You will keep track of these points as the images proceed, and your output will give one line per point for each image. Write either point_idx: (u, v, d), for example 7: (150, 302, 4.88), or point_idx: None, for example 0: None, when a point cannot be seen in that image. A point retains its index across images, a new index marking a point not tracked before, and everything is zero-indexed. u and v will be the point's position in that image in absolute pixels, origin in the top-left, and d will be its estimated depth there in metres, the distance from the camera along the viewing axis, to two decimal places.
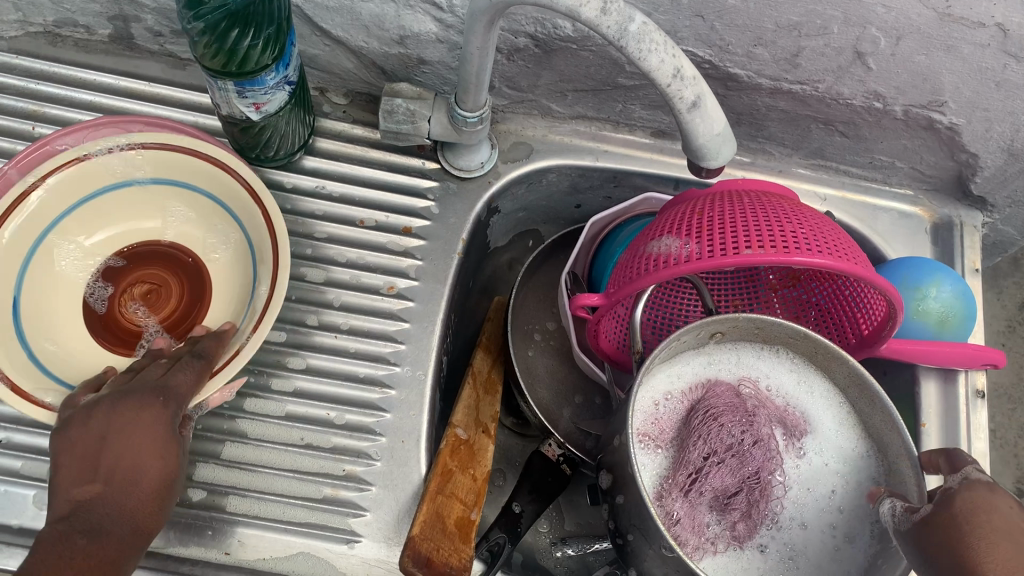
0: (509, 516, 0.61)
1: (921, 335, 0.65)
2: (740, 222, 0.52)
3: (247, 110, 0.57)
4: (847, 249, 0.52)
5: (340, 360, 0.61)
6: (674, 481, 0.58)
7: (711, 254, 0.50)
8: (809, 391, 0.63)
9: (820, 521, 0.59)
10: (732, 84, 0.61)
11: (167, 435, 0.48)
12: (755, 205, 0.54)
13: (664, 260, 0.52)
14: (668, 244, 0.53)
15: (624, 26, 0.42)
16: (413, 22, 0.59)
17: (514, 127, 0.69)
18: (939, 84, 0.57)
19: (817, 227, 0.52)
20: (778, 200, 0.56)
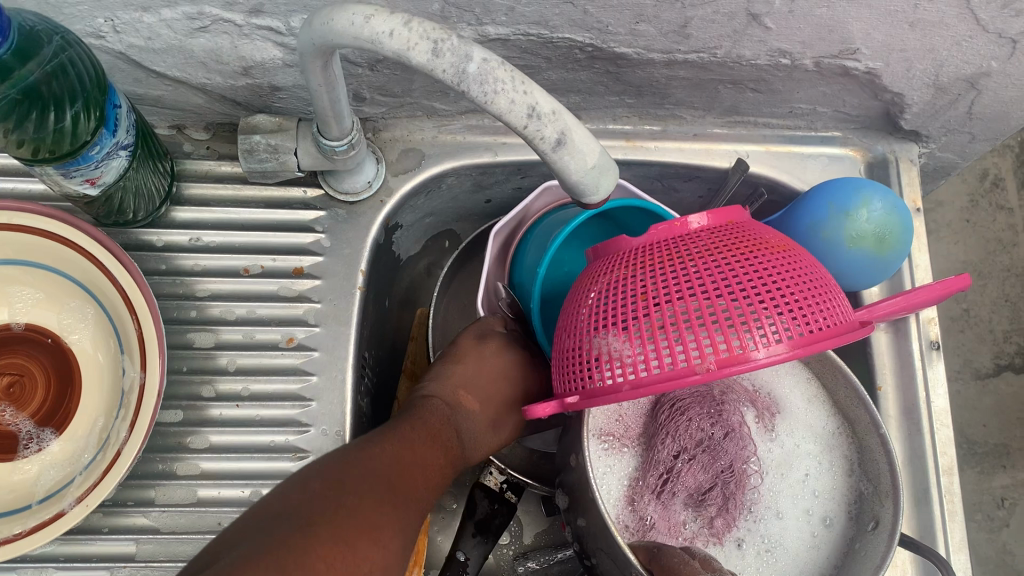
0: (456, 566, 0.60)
1: (863, 262, 0.59)
2: (684, 297, 0.42)
3: (80, 188, 0.50)
4: (818, 301, 0.42)
5: (248, 431, 0.57)
6: (644, 483, 0.53)
7: (662, 367, 0.41)
8: (773, 365, 0.56)
9: (797, 507, 0.53)
10: (622, 62, 0.54)
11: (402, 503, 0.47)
12: (701, 260, 0.44)
13: (612, 364, 0.43)
14: (610, 343, 0.44)
15: (461, 68, 0.36)
16: (254, 51, 0.51)
17: (399, 133, 0.63)
18: (847, 33, 0.51)
19: (776, 277, 0.43)
20: (730, 243, 0.45)
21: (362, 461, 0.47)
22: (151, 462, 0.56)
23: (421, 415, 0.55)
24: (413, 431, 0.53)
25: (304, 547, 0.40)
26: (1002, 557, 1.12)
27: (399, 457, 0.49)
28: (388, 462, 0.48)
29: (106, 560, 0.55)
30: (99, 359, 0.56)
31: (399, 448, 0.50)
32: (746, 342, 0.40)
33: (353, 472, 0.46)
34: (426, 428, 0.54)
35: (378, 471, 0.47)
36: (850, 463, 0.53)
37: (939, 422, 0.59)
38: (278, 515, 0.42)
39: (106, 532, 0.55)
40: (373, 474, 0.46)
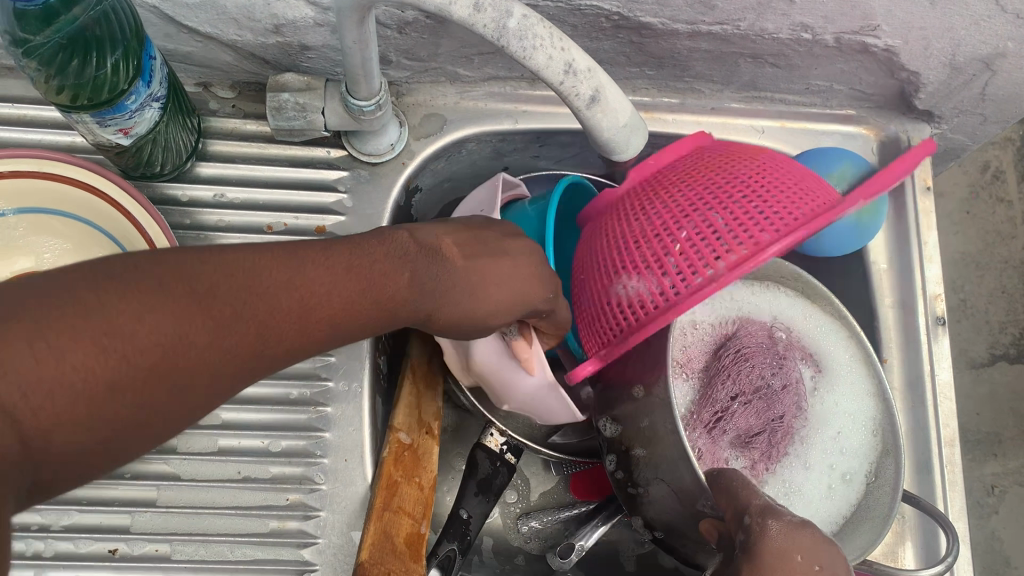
0: (458, 523, 0.60)
1: (844, 228, 0.59)
2: (682, 221, 0.45)
3: (113, 137, 0.51)
4: (807, 188, 0.44)
5: (268, 384, 0.59)
6: (698, 417, 0.56)
7: (682, 288, 0.43)
8: (817, 326, 0.59)
9: (824, 458, 0.57)
10: (646, 32, 0.55)
11: (156, 375, 0.31)
12: (680, 183, 0.47)
13: (636, 304, 0.46)
14: (629, 286, 0.46)
15: (501, 24, 0.36)
16: (286, 10, 0.52)
17: (421, 98, 0.64)
18: (869, 9, 0.52)
19: (756, 175, 0.45)
20: (700, 165, 0.48)
21: (257, 280, 0.35)
22: None
23: (392, 243, 0.42)
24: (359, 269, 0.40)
25: (85, 315, 0.29)
26: (990, 544, 1.13)
27: (310, 298, 0.37)
28: (285, 302, 0.36)
29: (127, 506, 0.55)
30: None
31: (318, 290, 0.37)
32: (753, 233, 0.42)
33: (234, 284, 0.34)
34: (393, 266, 0.41)
35: (261, 303, 0.35)
36: (874, 425, 0.57)
37: (942, 394, 0.61)
38: (68, 281, 0.30)
39: (128, 478, 0.56)
40: (254, 298, 0.35)
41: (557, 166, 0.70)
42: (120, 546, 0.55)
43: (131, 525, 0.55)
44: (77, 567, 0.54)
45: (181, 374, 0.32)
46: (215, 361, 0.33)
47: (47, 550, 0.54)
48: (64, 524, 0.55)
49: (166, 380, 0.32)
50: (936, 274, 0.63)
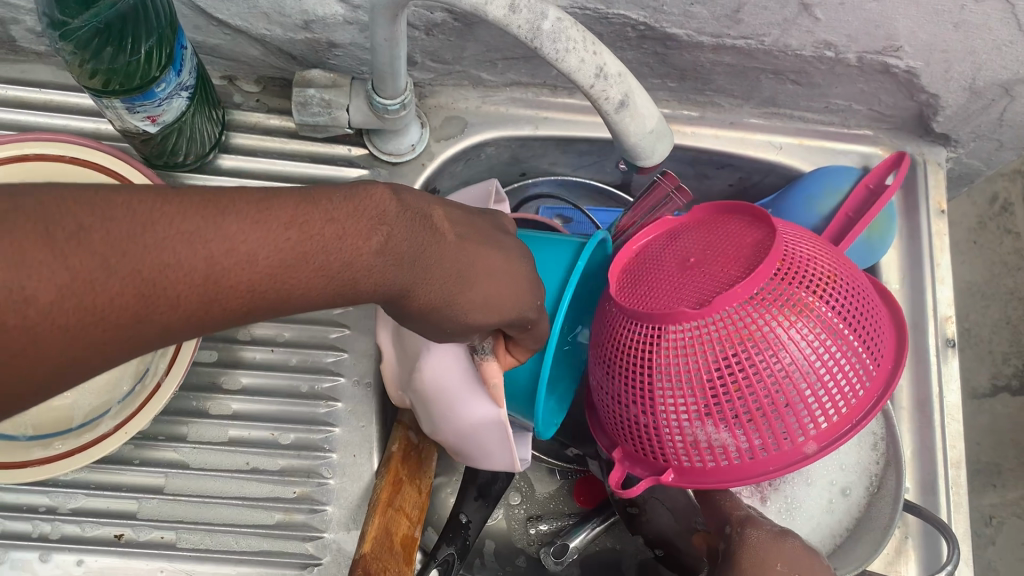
0: (455, 525, 0.58)
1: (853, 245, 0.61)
2: (779, 388, 0.43)
3: (140, 124, 0.51)
4: (872, 325, 0.47)
5: (280, 376, 0.59)
6: None
7: (773, 452, 0.45)
8: None
9: (826, 476, 0.56)
10: (671, 43, 0.56)
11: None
12: (773, 344, 0.43)
13: (715, 451, 0.46)
14: (710, 435, 0.45)
15: (535, 25, 0.37)
16: (316, 6, 0.53)
17: (444, 101, 0.65)
18: (893, 30, 0.52)
19: (839, 324, 0.45)
20: (779, 305, 0.44)
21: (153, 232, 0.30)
22: (185, 399, 0.57)
23: (366, 200, 0.37)
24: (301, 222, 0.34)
25: None
26: (987, 574, 1.10)
27: (218, 254, 0.31)
28: (184, 258, 0.31)
29: (135, 491, 0.56)
30: None
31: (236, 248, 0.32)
32: (847, 402, 0.45)
33: (123, 230, 0.30)
34: (352, 227, 0.36)
35: (146, 260, 0.30)
36: (876, 439, 0.56)
37: (949, 415, 0.62)
38: None
39: (136, 464, 0.56)
40: (143, 249, 0.30)
41: (575, 174, 0.70)
42: (126, 532, 0.55)
43: (138, 511, 0.55)
44: (80, 551, 0.54)
45: (19, 320, 0.27)
46: (72, 318, 0.28)
47: (52, 532, 0.55)
48: (71, 507, 0.55)
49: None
50: (948, 295, 0.63)
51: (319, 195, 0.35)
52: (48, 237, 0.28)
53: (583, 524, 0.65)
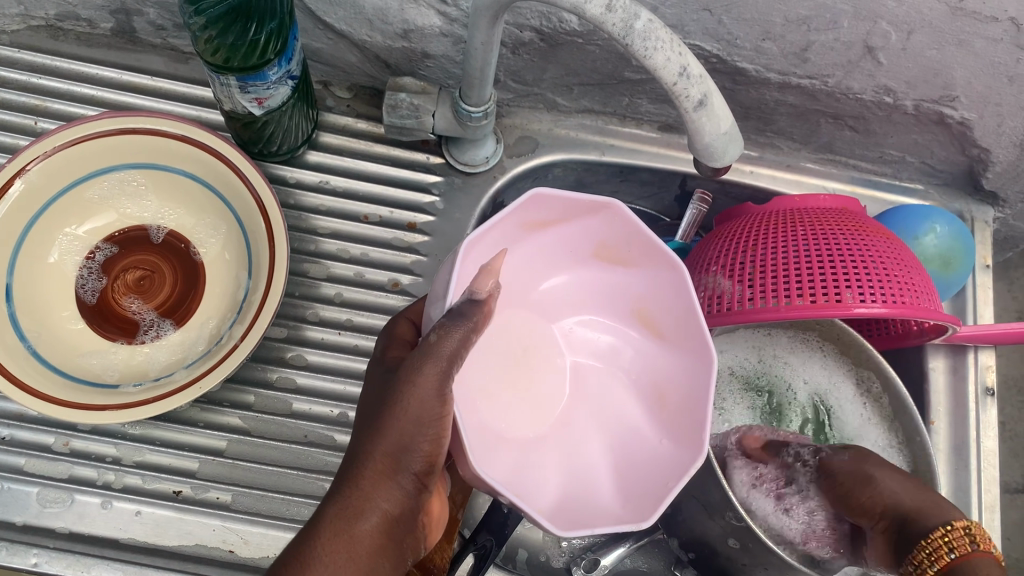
0: (496, 514, 0.58)
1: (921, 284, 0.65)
2: (789, 258, 0.54)
3: (248, 105, 0.55)
4: (900, 281, 0.53)
5: (342, 358, 0.62)
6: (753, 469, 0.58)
7: (756, 301, 0.53)
8: (838, 385, 0.62)
9: None
10: (740, 78, 0.59)
11: None
12: (803, 234, 0.55)
13: (716, 299, 0.55)
14: (718, 284, 0.56)
15: (629, 24, 0.40)
16: (416, 16, 0.57)
17: (519, 121, 0.69)
18: (950, 78, 0.56)
19: (859, 254, 0.54)
20: (825, 222, 0.57)
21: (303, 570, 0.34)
22: (253, 369, 0.61)
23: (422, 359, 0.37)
24: (392, 439, 0.37)
25: None
26: None
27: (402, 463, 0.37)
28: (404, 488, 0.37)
29: (195, 451, 0.58)
30: (227, 260, 0.61)
31: (423, 426, 0.36)
32: (837, 297, 0.51)
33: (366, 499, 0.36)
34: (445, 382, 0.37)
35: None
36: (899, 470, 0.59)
37: (987, 461, 0.63)
38: None
39: (201, 426, 0.59)
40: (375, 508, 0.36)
41: (634, 204, 0.74)
42: (184, 489, 0.58)
43: (198, 471, 0.58)
44: (139, 502, 0.57)
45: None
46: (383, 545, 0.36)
47: (115, 482, 0.57)
48: (136, 459, 0.58)
49: None
50: None
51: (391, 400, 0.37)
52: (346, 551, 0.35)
53: (617, 540, 0.65)
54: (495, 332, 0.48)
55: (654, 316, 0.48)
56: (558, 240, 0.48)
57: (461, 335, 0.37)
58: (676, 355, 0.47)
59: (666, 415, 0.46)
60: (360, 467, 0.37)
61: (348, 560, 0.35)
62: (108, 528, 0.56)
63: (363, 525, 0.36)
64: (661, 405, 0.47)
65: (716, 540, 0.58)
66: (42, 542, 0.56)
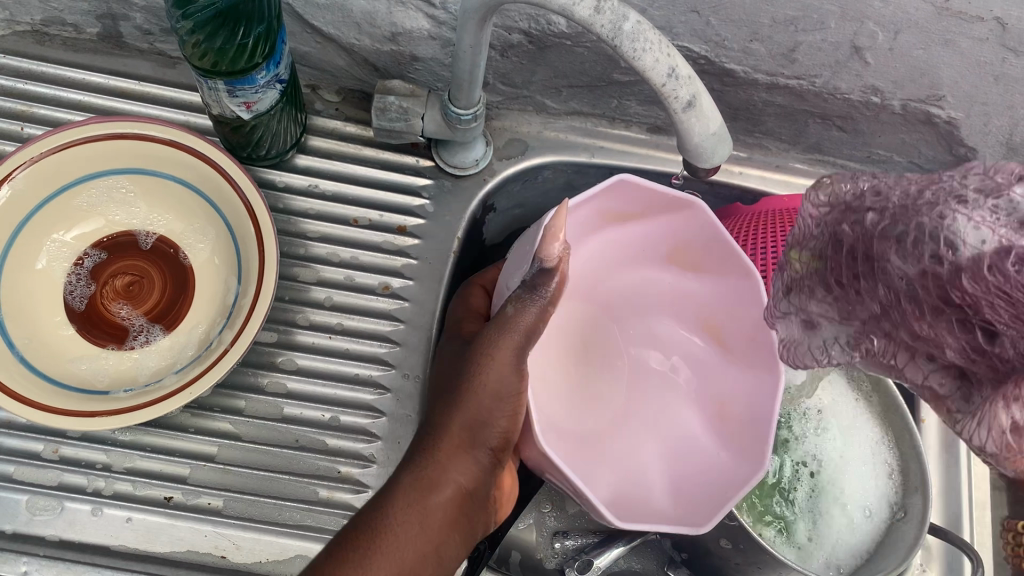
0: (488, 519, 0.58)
1: None
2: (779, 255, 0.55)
3: (236, 109, 0.55)
4: None
5: (333, 361, 0.62)
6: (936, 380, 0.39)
7: None
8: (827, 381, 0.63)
9: (852, 500, 0.60)
10: (728, 79, 0.60)
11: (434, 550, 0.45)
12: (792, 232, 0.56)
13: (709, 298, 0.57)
14: None
15: (617, 25, 0.40)
16: (405, 19, 0.57)
17: (508, 123, 0.69)
18: (937, 78, 0.56)
19: None
20: None
21: (380, 532, 0.44)
22: (243, 374, 0.60)
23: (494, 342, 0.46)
24: (469, 414, 0.46)
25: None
26: None
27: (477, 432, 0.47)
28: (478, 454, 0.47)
29: (186, 457, 0.58)
30: (216, 265, 0.61)
31: (496, 401, 0.46)
32: None
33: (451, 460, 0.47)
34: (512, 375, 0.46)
35: (408, 556, 0.44)
36: (891, 467, 0.60)
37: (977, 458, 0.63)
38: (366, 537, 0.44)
39: (192, 432, 0.59)
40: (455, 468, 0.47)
41: None
42: (175, 495, 0.57)
43: (189, 476, 0.58)
44: (130, 508, 0.57)
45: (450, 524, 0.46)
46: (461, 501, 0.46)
47: (105, 489, 0.57)
48: (126, 466, 0.58)
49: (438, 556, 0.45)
50: None
51: (468, 384, 0.46)
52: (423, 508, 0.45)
53: (610, 542, 0.64)
54: (555, 331, 0.60)
55: (722, 331, 0.55)
56: (632, 237, 0.58)
57: (534, 312, 0.46)
58: (742, 374, 0.53)
59: (726, 424, 0.53)
60: (440, 442, 0.47)
61: (420, 526, 0.44)
62: (99, 535, 0.56)
63: (435, 495, 0.45)
64: (722, 414, 0.54)
65: (708, 540, 0.58)
66: (31, 550, 0.55)
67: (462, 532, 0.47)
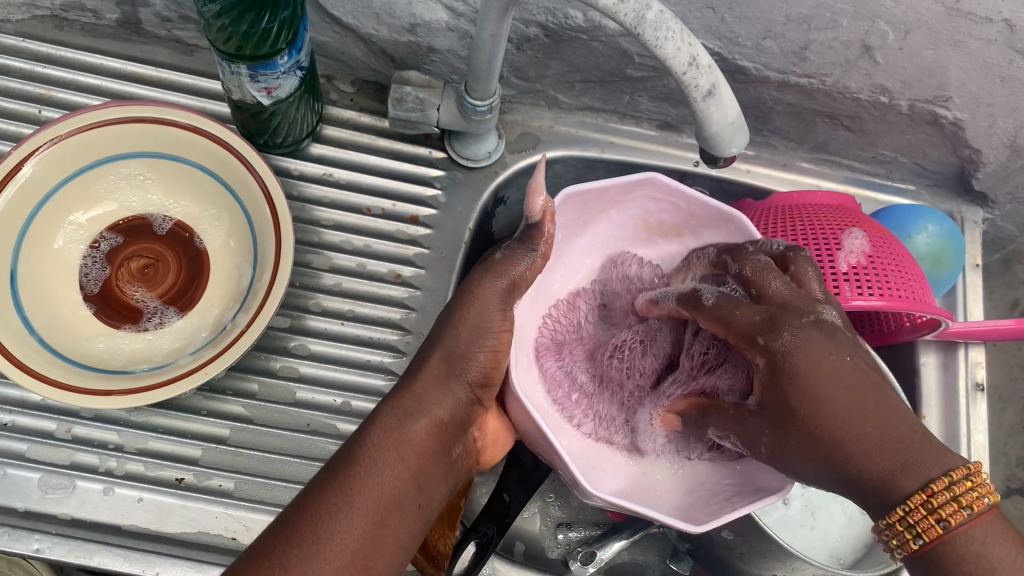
0: (499, 506, 0.60)
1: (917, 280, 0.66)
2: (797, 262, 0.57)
3: (257, 95, 0.56)
4: (897, 279, 0.55)
5: (344, 347, 0.62)
6: None
7: None
8: None
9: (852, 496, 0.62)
10: (741, 76, 0.61)
11: (416, 474, 0.44)
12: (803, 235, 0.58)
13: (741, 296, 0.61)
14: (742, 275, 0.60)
15: (641, 14, 0.41)
16: (424, 10, 0.58)
17: (520, 117, 0.70)
18: (945, 79, 0.57)
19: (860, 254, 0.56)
20: (826, 217, 0.59)
21: (359, 460, 0.43)
22: (256, 358, 0.61)
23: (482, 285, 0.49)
24: (447, 349, 0.48)
25: (311, 510, 0.40)
26: None
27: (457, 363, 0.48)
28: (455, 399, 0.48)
29: (199, 439, 0.59)
30: (232, 249, 0.62)
31: (477, 334, 0.48)
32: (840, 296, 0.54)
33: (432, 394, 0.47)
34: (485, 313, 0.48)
35: (388, 481, 0.42)
36: None
37: (977, 455, 0.64)
38: (347, 460, 0.43)
39: (204, 414, 0.59)
40: (437, 408, 0.47)
41: None
42: (186, 476, 0.58)
43: (201, 458, 0.58)
44: (141, 488, 0.57)
45: (433, 461, 0.45)
46: (440, 441, 0.46)
47: (117, 469, 0.58)
48: (138, 447, 0.58)
49: (419, 483, 0.44)
50: None
51: (454, 316, 0.48)
52: (400, 432, 0.44)
53: (612, 534, 0.64)
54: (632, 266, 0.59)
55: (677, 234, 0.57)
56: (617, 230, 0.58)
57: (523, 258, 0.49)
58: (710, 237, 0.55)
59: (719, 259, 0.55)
60: (420, 375, 0.47)
61: (402, 451, 0.44)
62: (110, 515, 0.56)
63: (413, 424, 0.45)
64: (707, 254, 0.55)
65: (713, 530, 0.59)
66: (44, 528, 0.56)
67: (437, 466, 0.46)
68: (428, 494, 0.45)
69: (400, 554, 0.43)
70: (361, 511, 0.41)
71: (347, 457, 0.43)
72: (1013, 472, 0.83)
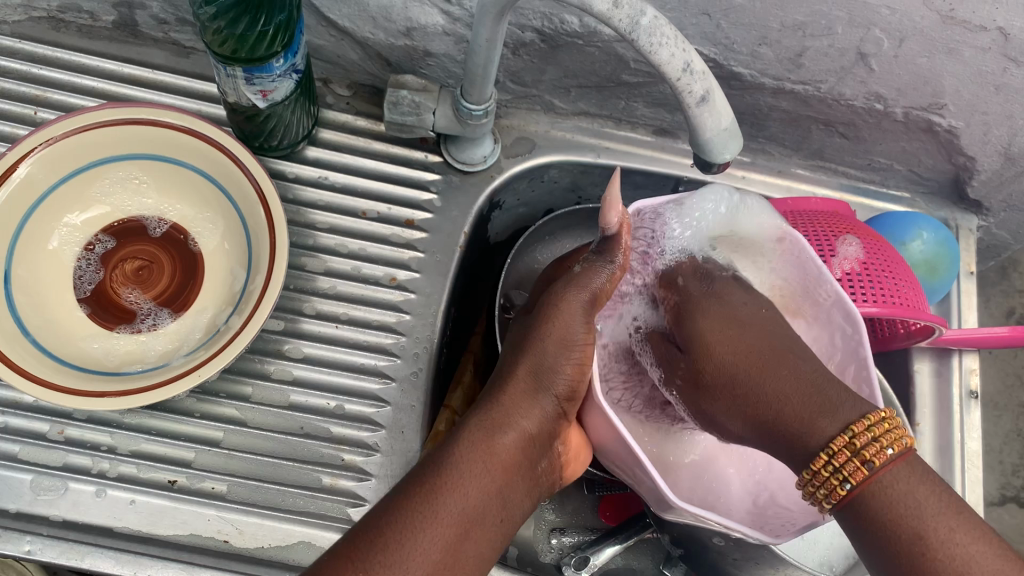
0: None
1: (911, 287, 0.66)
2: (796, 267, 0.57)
3: (252, 98, 0.56)
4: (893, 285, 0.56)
5: (338, 351, 0.62)
6: None
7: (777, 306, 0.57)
8: None
9: None
10: (736, 83, 0.61)
11: (500, 487, 0.45)
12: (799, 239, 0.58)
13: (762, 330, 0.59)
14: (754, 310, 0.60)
15: (635, 20, 0.41)
16: (420, 14, 0.58)
17: (516, 122, 0.70)
18: (939, 87, 0.58)
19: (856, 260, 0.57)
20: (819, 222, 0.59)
21: (445, 472, 0.44)
22: (249, 361, 0.61)
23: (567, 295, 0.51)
24: (531, 361, 0.50)
25: (393, 514, 0.42)
26: None
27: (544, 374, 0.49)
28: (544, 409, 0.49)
29: (192, 441, 0.59)
30: (226, 251, 0.62)
31: (565, 348, 0.50)
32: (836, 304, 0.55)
33: (519, 408, 0.49)
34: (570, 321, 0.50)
35: (473, 489, 0.44)
36: None
37: (971, 462, 0.64)
38: (432, 468, 0.45)
39: (197, 417, 0.59)
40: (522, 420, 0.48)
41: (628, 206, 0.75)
42: (180, 478, 0.58)
43: (194, 461, 0.58)
44: (134, 491, 0.57)
45: (518, 477, 0.47)
46: (525, 456, 0.48)
47: (110, 471, 0.57)
48: (131, 448, 0.58)
49: (503, 496, 0.46)
50: None
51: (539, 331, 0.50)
52: (486, 445, 0.46)
53: (607, 539, 0.64)
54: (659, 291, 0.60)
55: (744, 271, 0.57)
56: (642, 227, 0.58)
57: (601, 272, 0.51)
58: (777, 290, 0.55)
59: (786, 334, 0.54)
60: (510, 387, 0.50)
61: (487, 462, 0.46)
62: (102, 516, 0.56)
63: (501, 436, 0.47)
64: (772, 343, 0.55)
65: (706, 537, 0.59)
66: (34, 529, 0.55)
67: (524, 481, 0.47)
68: (511, 507, 0.46)
69: (482, 565, 0.44)
70: (448, 519, 0.43)
71: (433, 465, 0.45)
72: (1009, 480, 0.84)
